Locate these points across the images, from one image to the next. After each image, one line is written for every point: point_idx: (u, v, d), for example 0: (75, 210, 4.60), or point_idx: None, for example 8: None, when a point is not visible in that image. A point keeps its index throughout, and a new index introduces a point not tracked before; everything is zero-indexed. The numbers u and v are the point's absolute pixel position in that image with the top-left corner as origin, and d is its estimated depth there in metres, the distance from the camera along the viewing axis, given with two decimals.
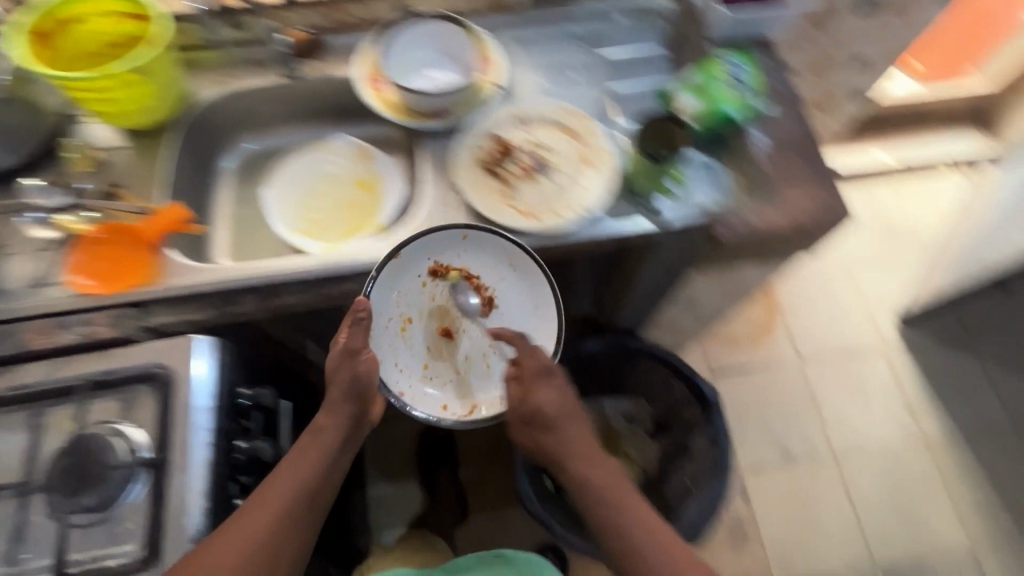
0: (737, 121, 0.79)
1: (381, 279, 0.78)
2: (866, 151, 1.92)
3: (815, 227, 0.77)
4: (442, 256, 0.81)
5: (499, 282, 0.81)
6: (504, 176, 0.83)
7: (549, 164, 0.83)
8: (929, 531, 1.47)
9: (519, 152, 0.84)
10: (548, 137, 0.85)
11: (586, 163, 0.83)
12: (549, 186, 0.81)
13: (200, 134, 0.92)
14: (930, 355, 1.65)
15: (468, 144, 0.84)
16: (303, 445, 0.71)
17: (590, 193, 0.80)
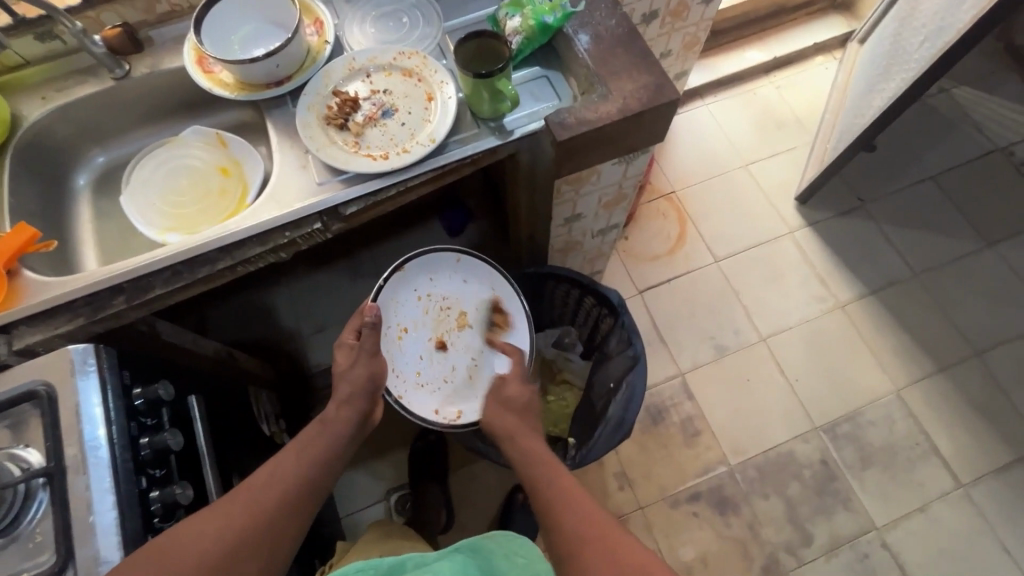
0: (557, 28, 0.83)
1: (386, 289, 0.94)
2: (743, 53, 2.00)
3: (647, 110, 0.80)
4: (436, 274, 0.99)
5: (483, 299, 1.00)
6: (350, 125, 0.83)
7: (392, 107, 0.85)
8: (858, 384, 1.59)
9: (361, 102, 0.85)
10: (388, 84, 0.86)
11: (427, 98, 0.85)
12: (397, 128, 0.83)
13: (43, 154, 0.89)
14: (829, 229, 1.78)
15: (309, 102, 0.84)
16: (312, 433, 0.79)
17: (435, 125, 0.82)
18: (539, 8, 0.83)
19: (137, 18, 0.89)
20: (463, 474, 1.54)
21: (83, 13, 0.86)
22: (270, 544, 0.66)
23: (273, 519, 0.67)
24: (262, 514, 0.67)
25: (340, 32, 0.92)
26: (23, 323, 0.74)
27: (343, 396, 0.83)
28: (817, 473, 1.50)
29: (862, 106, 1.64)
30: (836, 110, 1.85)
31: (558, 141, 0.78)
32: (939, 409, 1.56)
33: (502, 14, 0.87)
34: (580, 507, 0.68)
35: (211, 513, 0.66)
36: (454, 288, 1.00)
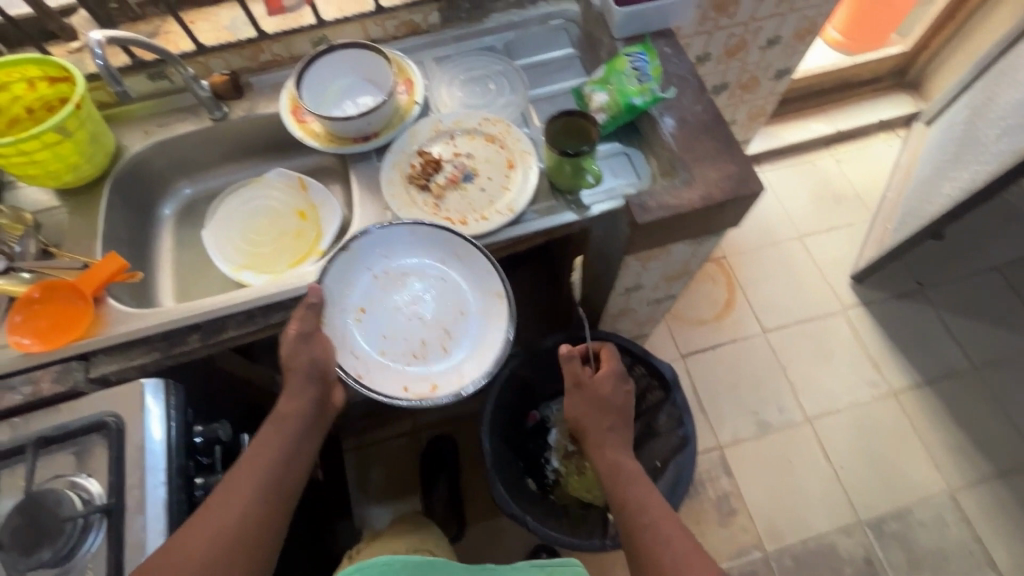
0: (644, 109, 0.84)
1: (331, 270, 0.80)
2: (805, 124, 2.00)
3: (729, 199, 0.79)
4: (388, 249, 0.83)
5: (444, 266, 0.84)
6: (431, 187, 0.86)
7: (473, 171, 0.86)
8: (908, 480, 1.51)
9: (443, 163, 0.87)
10: (472, 147, 0.88)
11: (508, 165, 0.86)
12: (477, 192, 0.85)
13: (137, 183, 0.94)
14: (884, 311, 1.72)
15: (393, 161, 0.87)
16: (269, 433, 0.72)
17: (515, 193, 0.83)
18: (627, 89, 0.84)
19: (241, 64, 0.94)
20: (486, 525, 1.51)
21: (195, 58, 0.91)
22: (252, 556, 0.63)
23: (241, 537, 0.63)
24: (227, 532, 0.62)
25: (428, 92, 0.95)
26: (101, 351, 0.76)
27: (290, 387, 0.75)
28: (860, 571, 1.42)
29: (930, 192, 1.61)
30: (899, 191, 1.82)
31: (638, 223, 0.78)
32: (996, 517, 1.46)
33: (588, 90, 0.90)
34: (669, 542, 0.70)
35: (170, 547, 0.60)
36: (412, 261, 0.84)
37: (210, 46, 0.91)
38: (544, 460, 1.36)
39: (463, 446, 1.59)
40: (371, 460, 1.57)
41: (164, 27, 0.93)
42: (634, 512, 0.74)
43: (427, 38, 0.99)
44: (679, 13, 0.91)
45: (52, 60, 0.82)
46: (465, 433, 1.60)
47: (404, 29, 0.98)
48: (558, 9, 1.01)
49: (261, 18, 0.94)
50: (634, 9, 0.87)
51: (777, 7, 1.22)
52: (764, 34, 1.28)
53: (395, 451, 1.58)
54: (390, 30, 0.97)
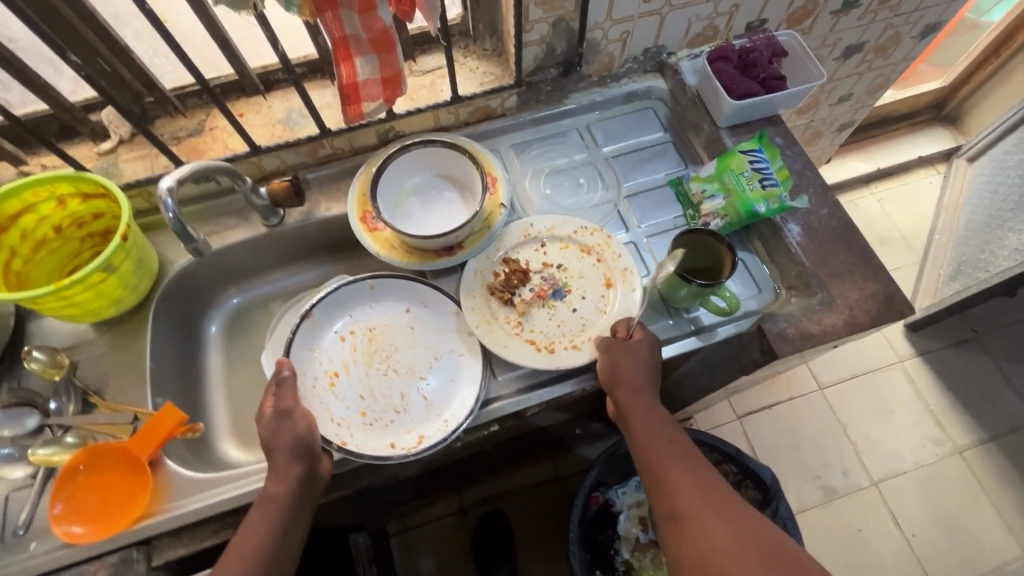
0: (767, 216, 0.75)
1: (297, 340, 0.73)
2: (845, 163, 1.94)
3: (876, 322, 0.70)
4: (353, 311, 0.78)
5: (415, 317, 0.77)
6: (516, 302, 0.75)
7: (564, 287, 0.77)
8: (980, 545, 1.45)
9: (533, 275, 0.78)
10: (564, 257, 0.79)
11: (606, 284, 0.76)
12: (568, 312, 0.75)
13: (182, 301, 0.82)
14: (941, 361, 1.67)
15: (475, 271, 0.77)
16: (263, 515, 0.61)
17: (612, 318, 0.74)
18: (748, 193, 0.74)
19: (297, 160, 0.83)
20: None
21: (247, 159, 0.80)
22: None
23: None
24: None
25: (511, 187, 0.84)
26: (164, 532, 0.64)
27: (274, 468, 0.62)
28: None
29: (990, 241, 1.55)
30: (948, 234, 1.76)
31: (777, 355, 0.69)
32: None
33: (694, 188, 0.81)
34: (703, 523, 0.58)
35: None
36: (378, 316, 0.78)
37: (266, 145, 0.79)
38: (613, 550, 1.25)
39: (515, 525, 1.49)
40: (418, 544, 1.47)
41: (209, 121, 0.81)
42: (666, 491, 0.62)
43: (504, 122, 0.89)
44: (790, 101, 0.83)
45: (87, 176, 0.70)
46: (516, 511, 1.51)
47: (477, 113, 0.88)
48: (645, 87, 0.91)
49: (321, 108, 0.82)
50: (748, 102, 0.79)
51: (857, 67, 1.14)
52: (838, 92, 1.20)
53: (441, 533, 1.48)
54: (463, 116, 0.87)
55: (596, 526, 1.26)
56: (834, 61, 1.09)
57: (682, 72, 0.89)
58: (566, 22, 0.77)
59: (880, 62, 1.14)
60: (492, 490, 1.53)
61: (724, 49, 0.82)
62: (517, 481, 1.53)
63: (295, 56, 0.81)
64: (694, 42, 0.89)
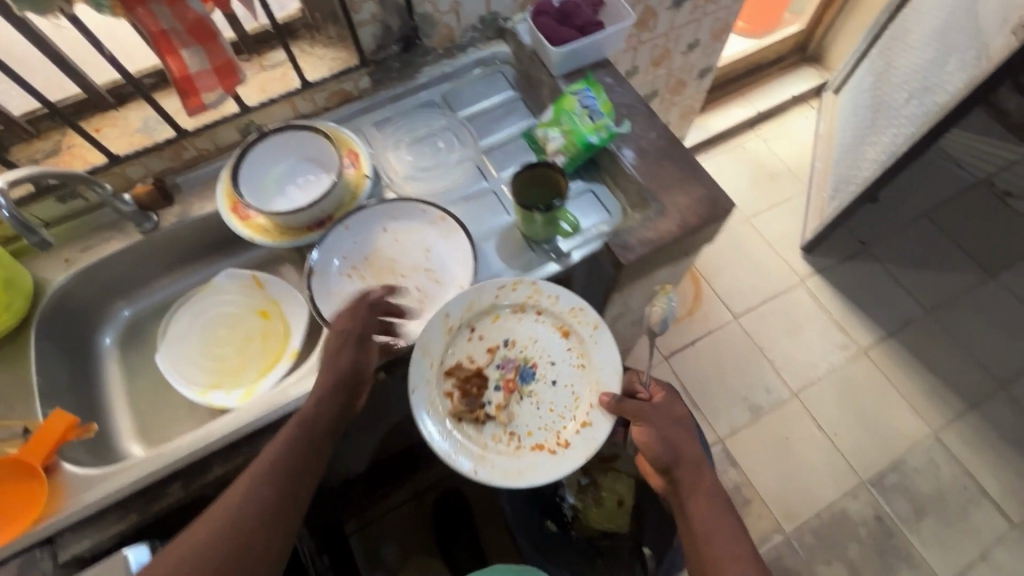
0: (602, 145, 0.83)
1: (317, 298, 0.77)
2: (728, 111, 2.08)
3: (706, 221, 0.79)
4: (343, 251, 0.80)
5: (399, 234, 0.82)
6: (491, 411, 0.74)
7: (527, 363, 0.77)
8: (894, 431, 1.59)
9: (488, 371, 0.76)
10: (505, 329, 0.77)
11: (562, 331, 0.77)
12: (547, 388, 0.76)
13: (67, 318, 0.83)
14: (838, 274, 1.81)
15: (427, 394, 0.73)
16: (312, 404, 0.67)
17: (594, 369, 0.75)
18: (581, 127, 0.82)
19: (163, 166, 0.86)
20: None
21: (108, 170, 0.82)
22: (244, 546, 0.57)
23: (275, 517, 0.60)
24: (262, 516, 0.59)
25: (375, 161, 0.90)
26: (66, 530, 0.65)
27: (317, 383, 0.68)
28: (874, 530, 1.47)
29: (856, 157, 1.71)
30: (826, 160, 1.92)
31: (623, 264, 0.76)
32: (978, 449, 1.56)
33: (539, 133, 0.87)
34: None
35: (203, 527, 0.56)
36: (365, 246, 0.81)
37: (125, 154, 0.82)
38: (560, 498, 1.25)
39: (472, 498, 1.53)
40: (380, 536, 1.49)
41: (65, 141, 0.84)
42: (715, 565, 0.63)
43: (361, 104, 0.94)
44: (611, 43, 0.91)
45: None
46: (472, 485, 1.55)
47: (334, 99, 0.93)
48: (489, 52, 0.98)
49: (176, 112, 0.86)
50: (571, 49, 0.87)
51: (694, 14, 1.25)
52: (684, 40, 1.32)
53: (401, 522, 1.50)
54: (320, 102, 0.92)
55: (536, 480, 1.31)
56: (668, 11, 1.19)
57: (518, 34, 0.97)
58: None
59: (713, 7, 1.26)
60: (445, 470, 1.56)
61: (544, 6, 0.91)
62: None
63: (143, 68, 0.86)
64: (525, 5, 0.97)
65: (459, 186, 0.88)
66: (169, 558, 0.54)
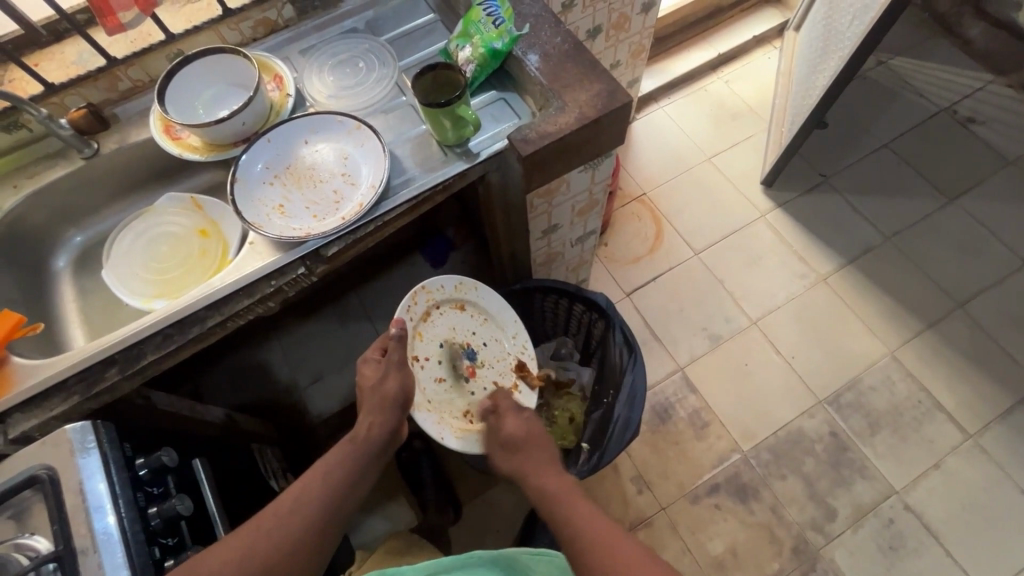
0: (507, 51, 0.87)
1: (238, 198, 0.83)
2: (690, 53, 2.09)
3: (604, 114, 0.83)
4: (268, 162, 0.87)
5: (321, 146, 0.88)
6: (478, 393, 1.03)
7: (462, 347, 1.03)
8: (851, 352, 1.62)
9: (449, 376, 1.01)
10: (431, 338, 1.00)
11: (459, 307, 1.04)
12: (483, 349, 1.06)
13: (20, 240, 0.90)
14: (798, 206, 1.84)
15: (443, 423, 0.97)
16: (344, 452, 0.83)
17: (493, 316, 1.09)
18: (486, 35, 0.86)
19: (100, 97, 0.91)
20: (479, 502, 1.53)
21: (48, 99, 0.88)
22: (294, 551, 0.71)
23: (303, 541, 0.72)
24: (286, 543, 0.71)
25: (299, 83, 0.95)
26: (16, 410, 0.73)
27: (369, 408, 0.86)
28: (829, 445, 1.51)
29: (810, 86, 1.72)
30: (785, 97, 1.93)
31: (523, 157, 0.81)
32: (934, 365, 1.59)
33: (452, 47, 0.92)
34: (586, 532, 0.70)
35: (235, 539, 0.70)
36: (288, 157, 0.88)
37: (61, 83, 0.88)
38: None
39: None
40: None
41: (8, 75, 0.90)
42: (561, 519, 0.75)
43: (288, 33, 0.99)
44: None
45: None
46: None
47: (259, 28, 0.97)
48: None
49: (108, 45, 0.91)
50: None
51: None
52: None
53: None
54: (247, 32, 0.97)
55: None
56: None
57: None
58: None
59: None
60: None
61: None
62: None
63: (75, 4, 0.91)
64: None
65: (378, 101, 0.92)
66: (216, 560, 0.67)
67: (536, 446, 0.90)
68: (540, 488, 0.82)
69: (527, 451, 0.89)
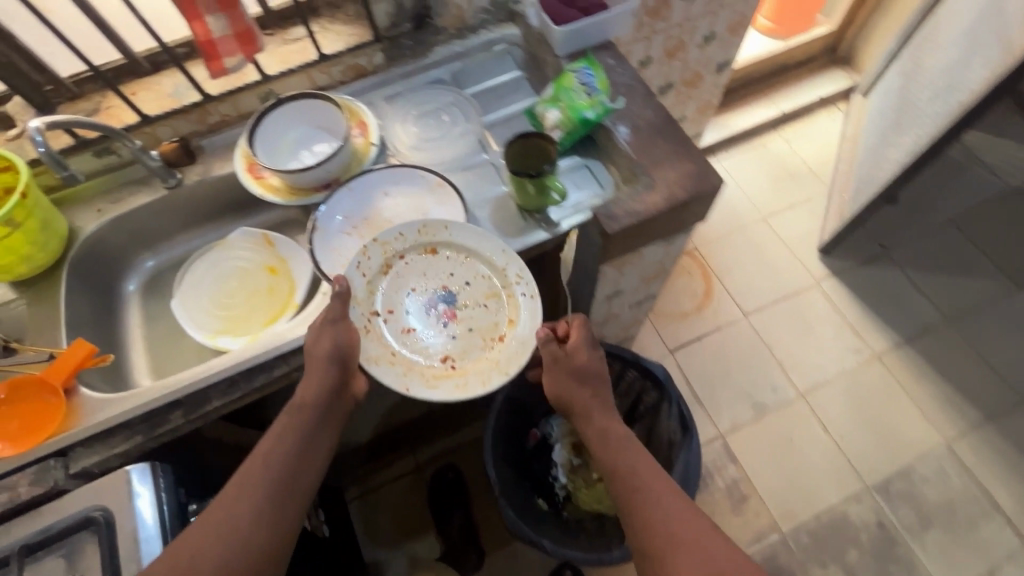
0: (597, 121, 0.86)
1: (316, 247, 0.83)
2: (752, 109, 2.06)
3: (694, 197, 0.81)
4: (347, 211, 0.87)
5: (400, 201, 0.87)
6: (460, 339, 0.81)
7: (439, 290, 0.83)
8: (903, 437, 1.55)
9: (421, 324, 0.81)
10: (398, 288, 0.82)
11: (430, 250, 0.83)
12: (466, 290, 0.83)
13: (96, 263, 0.91)
14: (855, 276, 1.78)
15: (413, 374, 0.78)
16: (284, 425, 0.75)
17: (477, 251, 0.83)
18: (578, 103, 0.85)
19: (190, 129, 0.92)
20: (502, 552, 1.49)
21: (141, 129, 0.90)
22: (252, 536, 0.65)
23: (250, 541, 0.64)
24: (239, 532, 0.64)
25: (383, 131, 0.95)
26: (79, 443, 0.73)
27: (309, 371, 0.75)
28: (875, 536, 1.44)
29: (880, 157, 1.67)
30: (849, 162, 1.88)
31: (608, 232, 0.79)
32: (993, 462, 1.51)
33: (539, 109, 0.91)
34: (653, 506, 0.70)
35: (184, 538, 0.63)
36: (366, 208, 0.87)
37: (156, 114, 0.90)
38: (550, 477, 1.35)
39: (470, 474, 1.57)
40: (379, 504, 1.53)
41: (105, 102, 0.91)
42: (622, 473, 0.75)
43: (375, 78, 0.99)
44: (612, 23, 0.93)
45: None
46: (468, 464, 1.58)
47: (348, 72, 0.98)
48: (498, 34, 1.02)
49: (204, 80, 0.93)
50: (573, 28, 0.90)
51: (707, 6, 1.27)
52: (698, 31, 1.33)
53: (399, 493, 1.54)
54: (336, 75, 0.97)
55: (533, 450, 1.37)
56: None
57: (527, 16, 1.00)
58: None
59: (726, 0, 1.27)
60: (444, 446, 1.59)
61: None
62: (468, 434, 1.61)
63: (176, 37, 0.92)
64: None
65: (460, 157, 0.92)
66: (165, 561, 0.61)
67: (595, 384, 0.83)
68: (601, 436, 0.79)
69: (590, 386, 0.82)
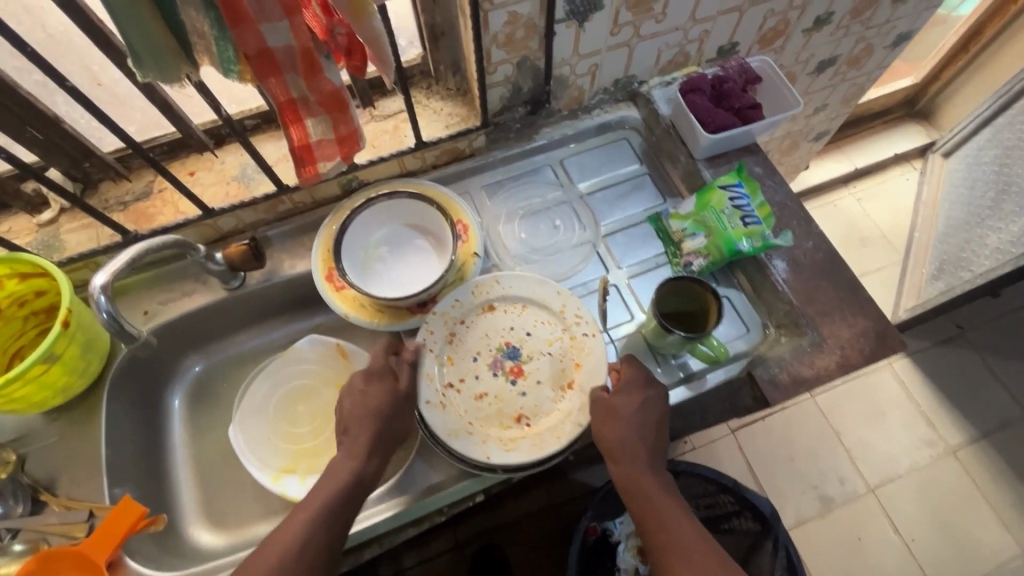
0: (750, 254, 0.72)
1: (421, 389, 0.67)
2: (823, 164, 1.93)
3: (869, 362, 0.68)
4: (453, 330, 0.71)
5: (516, 320, 0.72)
6: (533, 395, 0.67)
7: (502, 347, 0.70)
8: (978, 545, 1.45)
9: (491, 388, 0.68)
10: (460, 353, 0.70)
11: (487, 307, 0.72)
12: (530, 341, 0.71)
13: (138, 376, 0.77)
14: (929, 358, 1.67)
15: (490, 443, 0.64)
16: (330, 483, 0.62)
17: (534, 296, 0.73)
18: (729, 232, 0.72)
19: (254, 218, 0.79)
20: None
21: (202, 222, 0.75)
22: None
23: None
24: None
25: (484, 234, 0.80)
26: None
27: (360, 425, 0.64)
28: None
29: (972, 238, 1.56)
30: (929, 232, 1.76)
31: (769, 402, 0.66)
32: None
33: (674, 225, 0.77)
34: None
35: None
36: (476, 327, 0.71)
37: (219, 207, 0.75)
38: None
39: (513, 558, 1.45)
40: None
41: (157, 183, 0.76)
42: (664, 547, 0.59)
43: (473, 163, 0.85)
44: (763, 129, 0.79)
45: (20, 257, 0.65)
46: (511, 547, 1.45)
47: (441, 155, 0.83)
48: (617, 116, 0.87)
49: (276, 162, 0.78)
50: (725, 135, 0.77)
51: (830, 81, 1.12)
52: (811, 105, 1.19)
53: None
54: (429, 159, 0.83)
55: (592, 545, 1.19)
56: (808, 75, 1.06)
57: (655, 102, 0.85)
58: (531, 61, 0.74)
59: (851, 75, 1.13)
60: (485, 525, 1.47)
61: (694, 81, 0.80)
62: (511, 512, 1.49)
63: (245, 109, 0.77)
64: (664, 69, 0.86)
65: (575, 276, 0.78)
66: None
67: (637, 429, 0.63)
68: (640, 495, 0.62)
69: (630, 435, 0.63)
